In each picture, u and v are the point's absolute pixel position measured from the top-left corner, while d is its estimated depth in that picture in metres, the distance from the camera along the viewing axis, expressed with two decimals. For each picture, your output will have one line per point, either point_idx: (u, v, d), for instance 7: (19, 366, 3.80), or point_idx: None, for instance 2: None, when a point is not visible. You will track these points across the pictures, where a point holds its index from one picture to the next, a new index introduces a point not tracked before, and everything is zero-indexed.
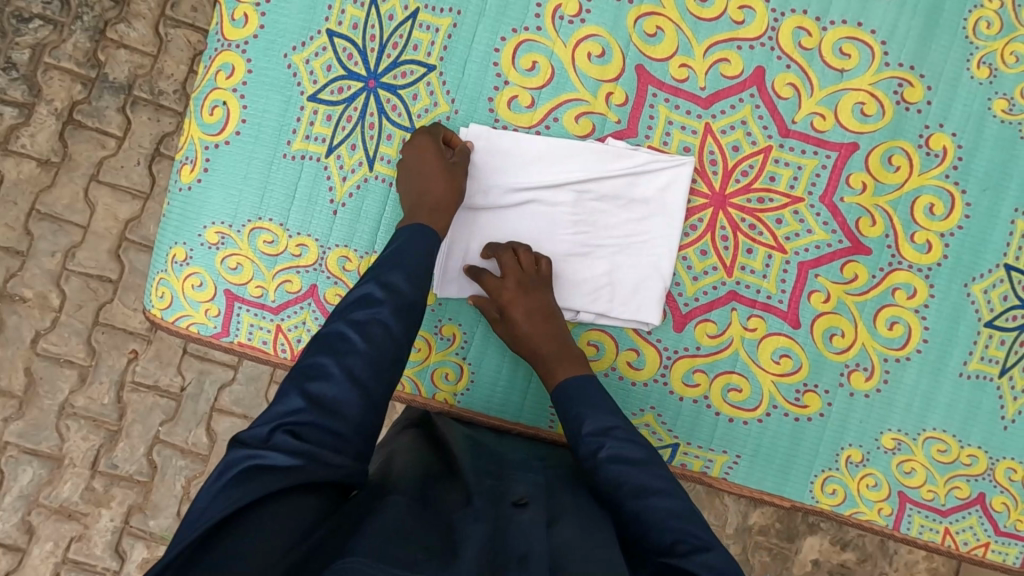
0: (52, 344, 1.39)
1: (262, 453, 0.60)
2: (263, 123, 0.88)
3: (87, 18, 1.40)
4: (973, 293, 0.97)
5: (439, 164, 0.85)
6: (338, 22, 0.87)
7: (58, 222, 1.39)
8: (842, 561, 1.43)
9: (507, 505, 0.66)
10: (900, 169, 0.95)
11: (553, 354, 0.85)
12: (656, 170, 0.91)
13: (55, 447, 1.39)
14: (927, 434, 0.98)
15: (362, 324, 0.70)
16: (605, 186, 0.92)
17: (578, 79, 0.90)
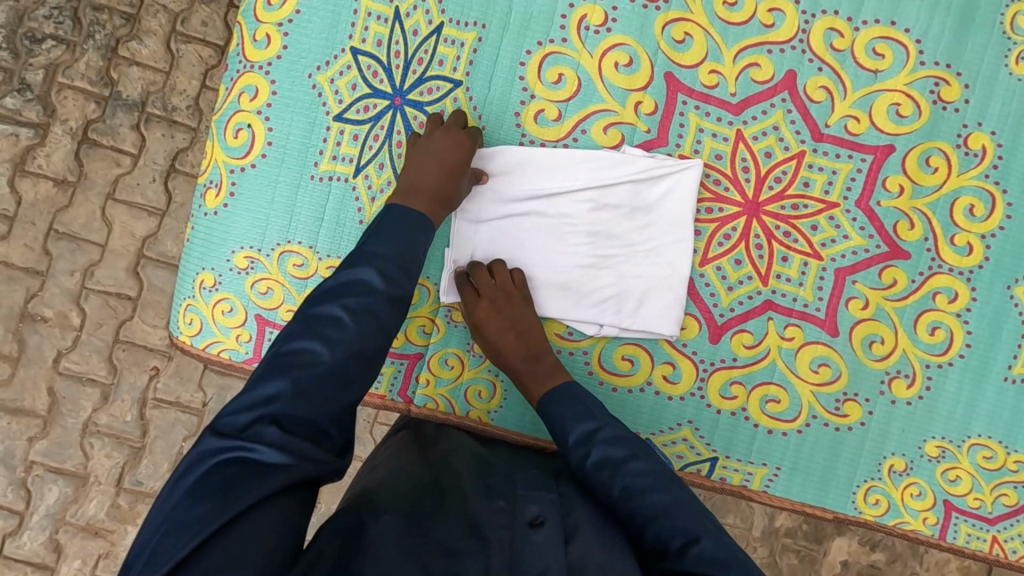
0: (74, 362, 1.39)
1: (247, 445, 0.57)
2: (289, 144, 0.87)
3: (98, 36, 1.39)
4: (1016, 296, 0.94)
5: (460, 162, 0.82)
6: (362, 40, 0.86)
7: (76, 240, 1.39)
8: (872, 562, 1.41)
9: (521, 523, 0.63)
10: (937, 171, 0.93)
11: (529, 369, 0.84)
12: (672, 177, 0.89)
13: (80, 465, 1.39)
14: (972, 441, 0.96)
15: (355, 312, 0.67)
16: (619, 197, 0.89)
17: (606, 89, 0.88)
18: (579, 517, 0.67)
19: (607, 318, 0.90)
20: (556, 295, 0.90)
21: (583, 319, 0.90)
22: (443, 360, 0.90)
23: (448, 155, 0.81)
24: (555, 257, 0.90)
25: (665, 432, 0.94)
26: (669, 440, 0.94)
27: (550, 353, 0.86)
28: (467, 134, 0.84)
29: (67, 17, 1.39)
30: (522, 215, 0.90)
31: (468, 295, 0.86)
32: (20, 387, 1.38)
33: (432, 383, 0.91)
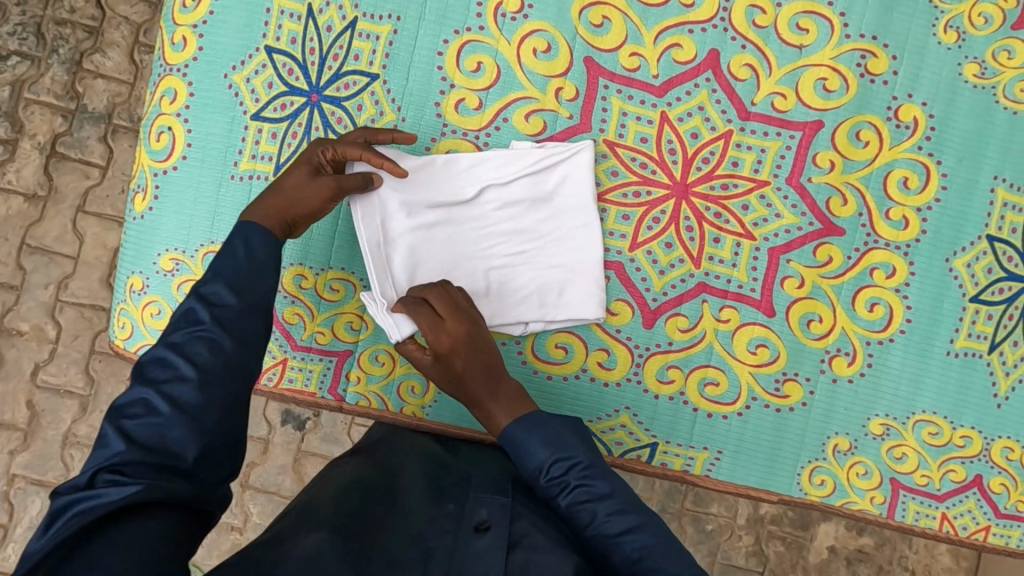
0: (52, 375, 1.40)
1: (94, 492, 0.55)
2: (209, 145, 0.86)
3: (63, 50, 1.40)
4: (955, 268, 0.93)
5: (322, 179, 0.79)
6: (276, 38, 0.86)
7: (49, 254, 1.40)
8: (860, 546, 1.46)
9: (467, 528, 0.66)
10: (869, 145, 0.92)
11: (495, 400, 0.78)
12: (576, 164, 0.88)
13: (61, 477, 1.39)
14: (917, 417, 0.94)
15: (183, 345, 0.64)
16: (518, 194, 0.88)
17: (525, 76, 0.88)
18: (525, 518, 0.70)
19: (535, 306, 0.89)
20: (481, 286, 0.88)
21: (511, 319, 0.89)
22: (374, 357, 0.90)
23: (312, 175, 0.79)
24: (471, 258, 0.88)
25: (603, 419, 0.94)
26: (608, 426, 0.94)
27: (508, 377, 0.80)
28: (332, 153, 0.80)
29: (30, 33, 1.39)
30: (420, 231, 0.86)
31: (430, 327, 0.76)
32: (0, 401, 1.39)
33: (364, 381, 0.90)
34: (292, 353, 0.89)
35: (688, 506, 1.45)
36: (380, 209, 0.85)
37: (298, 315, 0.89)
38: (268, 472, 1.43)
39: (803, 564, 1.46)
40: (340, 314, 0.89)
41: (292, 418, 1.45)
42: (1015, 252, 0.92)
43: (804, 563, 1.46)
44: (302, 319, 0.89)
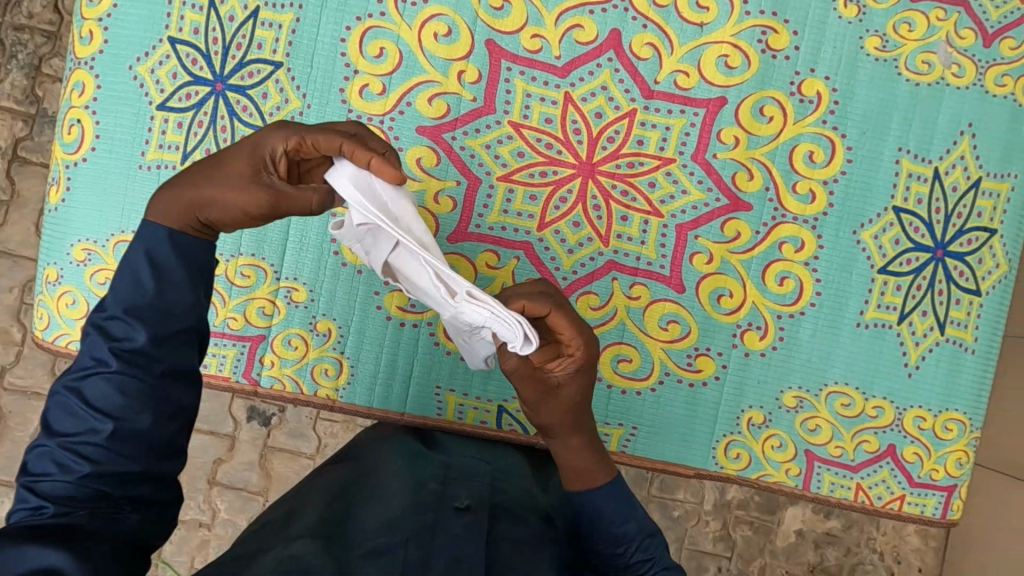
0: (20, 376, 1.42)
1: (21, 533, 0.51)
2: (117, 136, 0.88)
3: (21, 56, 1.39)
4: (862, 241, 0.94)
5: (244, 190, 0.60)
6: (179, 29, 0.87)
7: (13, 257, 1.41)
8: (827, 529, 1.49)
9: (449, 509, 0.66)
10: (773, 120, 0.93)
11: (585, 456, 0.71)
12: (417, 224, 0.70)
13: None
14: (829, 388, 0.95)
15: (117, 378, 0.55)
16: (388, 242, 0.71)
17: (427, 60, 0.89)
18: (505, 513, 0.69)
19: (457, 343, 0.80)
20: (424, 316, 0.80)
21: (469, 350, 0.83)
22: (287, 341, 0.91)
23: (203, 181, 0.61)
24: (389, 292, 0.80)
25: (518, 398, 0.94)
26: None
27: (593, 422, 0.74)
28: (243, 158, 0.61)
29: None
30: (420, 253, 0.70)
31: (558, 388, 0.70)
32: None
33: (278, 365, 0.92)
34: None
35: (654, 493, 1.49)
36: (352, 193, 0.65)
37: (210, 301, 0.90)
38: (235, 468, 1.44)
39: (772, 548, 1.49)
40: (252, 300, 0.90)
41: (257, 415, 1.45)
42: (921, 223, 0.93)
43: (772, 547, 1.49)
44: (214, 305, 0.90)
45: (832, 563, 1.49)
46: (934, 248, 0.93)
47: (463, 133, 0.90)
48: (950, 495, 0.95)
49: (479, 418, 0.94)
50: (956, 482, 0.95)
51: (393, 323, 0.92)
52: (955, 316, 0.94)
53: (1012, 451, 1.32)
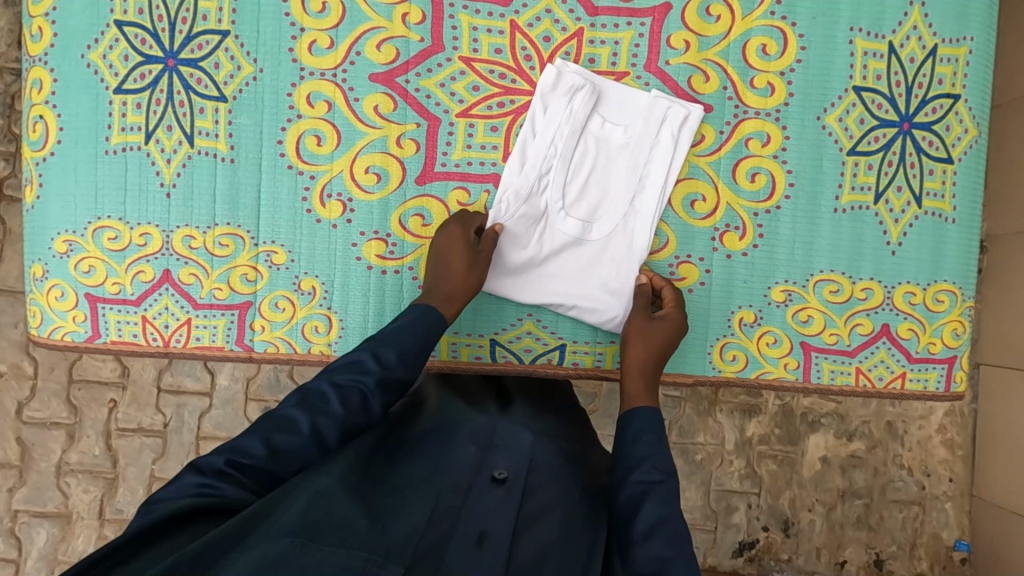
0: (36, 410, 1.39)
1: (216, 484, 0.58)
2: (79, 125, 0.90)
3: (9, 79, 1.30)
4: (828, 125, 0.93)
5: (464, 250, 0.85)
6: (123, 11, 0.88)
7: (15, 294, 1.36)
8: (851, 452, 1.41)
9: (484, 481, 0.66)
10: (721, 18, 0.93)
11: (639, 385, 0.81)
12: (633, 91, 0.92)
13: (61, 506, 1.40)
14: (817, 277, 0.95)
15: (344, 389, 0.67)
16: (608, 153, 0.94)
17: (370, 7, 0.90)
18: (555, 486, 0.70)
19: (567, 300, 0.94)
20: (556, 275, 0.94)
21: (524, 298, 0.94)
22: (274, 304, 0.93)
23: (449, 250, 0.85)
24: (538, 281, 0.94)
25: (508, 329, 0.96)
26: (514, 336, 0.96)
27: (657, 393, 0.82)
28: (461, 227, 0.87)
29: None
30: (635, 123, 0.93)
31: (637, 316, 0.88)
32: None
33: (268, 328, 0.93)
34: (195, 312, 0.92)
35: (673, 440, 1.40)
36: (579, 72, 0.92)
37: (194, 275, 0.92)
38: None
39: (796, 478, 1.41)
40: (234, 268, 0.92)
41: None
42: (884, 99, 0.93)
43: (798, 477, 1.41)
44: (198, 279, 0.92)
45: (861, 486, 1.41)
46: (900, 121, 0.93)
47: (416, 74, 0.91)
48: (951, 367, 0.96)
49: (473, 354, 0.96)
50: (956, 353, 0.95)
51: (374, 272, 0.93)
52: (931, 187, 0.93)
53: (1013, 346, 1.28)
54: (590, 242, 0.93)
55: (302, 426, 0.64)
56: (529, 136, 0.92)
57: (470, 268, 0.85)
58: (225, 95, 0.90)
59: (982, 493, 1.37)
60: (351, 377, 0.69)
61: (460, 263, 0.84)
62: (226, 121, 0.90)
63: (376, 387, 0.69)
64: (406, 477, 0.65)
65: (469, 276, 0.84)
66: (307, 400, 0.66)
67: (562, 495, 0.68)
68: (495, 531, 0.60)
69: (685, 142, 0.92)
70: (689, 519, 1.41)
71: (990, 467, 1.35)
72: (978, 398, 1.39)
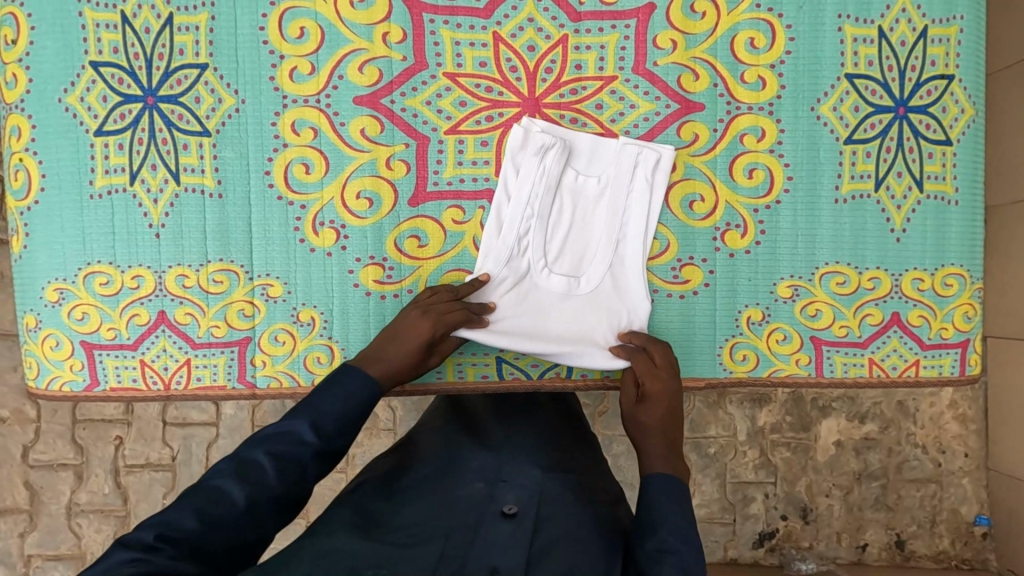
0: (41, 453, 1.37)
1: (147, 556, 0.51)
2: (61, 170, 0.88)
3: None
4: (822, 115, 0.92)
5: (417, 349, 0.81)
6: (98, 51, 0.87)
7: (11, 338, 1.34)
8: (865, 434, 1.39)
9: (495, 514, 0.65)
10: (706, 15, 0.91)
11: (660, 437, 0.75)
12: (601, 140, 0.91)
13: (74, 547, 1.38)
14: (822, 270, 0.93)
15: (281, 458, 0.63)
16: (586, 203, 0.92)
17: (349, 29, 0.88)
18: (561, 507, 0.68)
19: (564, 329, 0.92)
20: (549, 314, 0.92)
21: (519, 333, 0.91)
22: (274, 337, 0.91)
23: (407, 343, 0.81)
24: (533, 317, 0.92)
25: None
26: (519, 352, 0.94)
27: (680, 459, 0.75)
28: (431, 325, 0.82)
29: None
30: (608, 172, 0.92)
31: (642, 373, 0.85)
32: None
33: (270, 363, 0.91)
34: (194, 352, 0.91)
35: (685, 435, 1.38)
36: (545, 128, 0.90)
37: (190, 314, 0.90)
38: None
39: (813, 465, 1.40)
40: (230, 304, 0.90)
41: None
42: (878, 84, 0.91)
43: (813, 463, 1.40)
44: (195, 318, 0.90)
45: (876, 467, 1.40)
46: (896, 106, 0.91)
47: (401, 94, 0.89)
48: (965, 351, 0.94)
49: (480, 373, 0.95)
50: (969, 336, 0.94)
51: (374, 298, 0.91)
52: (931, 170, 0.92)
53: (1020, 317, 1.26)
54: (577, 295, 0.92)
55: (236, 495, 0.59)
56: (504, 199, 0.90)
57: (416, 368, 0.82)
58: (208, 129, 0.88)
59: (999, 466, 1.36)
60: (287, 447, 0.64)
61: (410, 358, 0.81)
62: (212, 156, 0.89)
63: (315, 460, 0.65)
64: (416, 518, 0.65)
65: (412, 374, 0.81)
66: (242, 471, 0.61)
67: (578, 519, 0.66)
68: (507, 565, 0.57)
69: (661, 176, 0.91)
70: (708, 514, 1.39)
71: (1006, 440, 1.34)
72: (988, 371, 1.37)
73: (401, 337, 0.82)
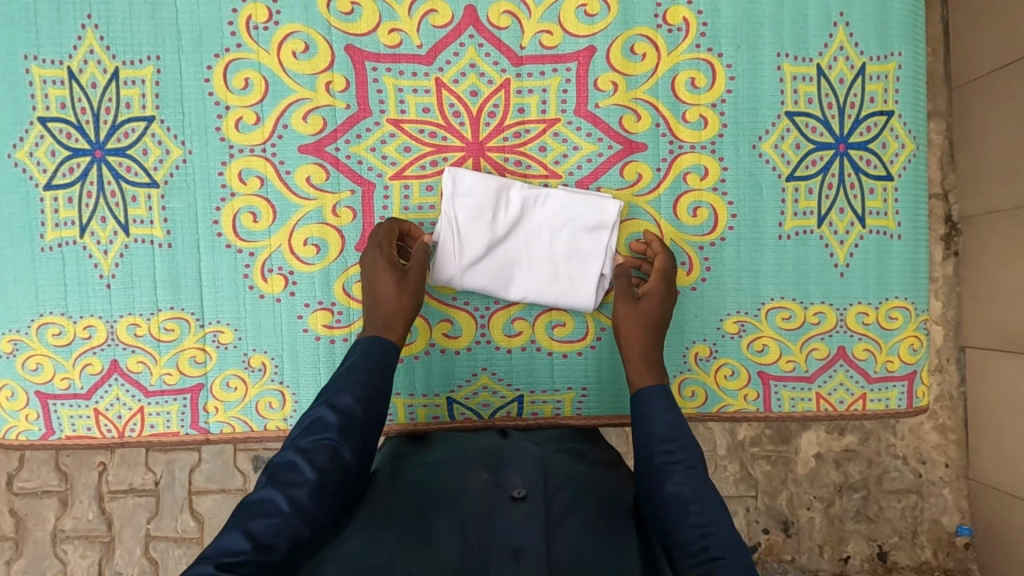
0: (27, 479, 1.39)
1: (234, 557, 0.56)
2: (13, 225, 0.89)
3: None
4: (764, 152, 0.93)
5: (390, 272, 0.83)
6: (46, 107, 0.88)
7: None
8: (845, 446, 1.36)
9: (504, 498, 0.66)
10: (646, 56, 0.92)
11: (646, 365, 0.78)
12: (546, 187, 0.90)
13: (59, 573, 1.39)
14: (768, 305, 0.94)
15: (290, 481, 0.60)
16: (526, 248, 0.91)
17: (292, 79, 0.90)
18: (571, 483, 0.70)
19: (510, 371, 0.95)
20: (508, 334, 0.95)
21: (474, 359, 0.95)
22: (226, 383, 0.92)
23: (385, 278, 0.83)
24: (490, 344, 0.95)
25: (463, 386, 0.95)
26: (470, 392, 0.95)
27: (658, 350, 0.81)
28: (380, 247, 0.85)
29: None
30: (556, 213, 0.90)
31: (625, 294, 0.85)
32: None
33: (222, 409, 0.92)
34: (147, 401, 0.92)
35: None
36: (486, 177, 0.89)
37: (142, 362, 0.91)
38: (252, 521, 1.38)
39: (793, 478, 1.36)
40: (181, 352, 0.91)
41: (263, 462, 1.37)
42: (818, 122, 0.92)
43: (793, 476, 1.36)
44: (146, 365, 0.91)
45: (857, 479, 1.36)
46: (836, 142, 0.92)
47: (346, 141, 0.91)
48: (912, 383, 0.95)
49: (431, 414, 0.96)
50: (915, 368, 0.95)
51: (323, 342, 0.92)
52: (873, 206, 0.93)
53: (996, 324, 1.22)
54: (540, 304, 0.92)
55: (280, 504, 0.61)
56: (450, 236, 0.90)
57: (401, 287, 0.82)
58: (157, 180, 0.90)
59: (978, 476, 1.31)
60: (317, 439, 0.67)
61: (391, 285, 0.82)
62: (160, 207, 0.90)
63: (343, 438, 0.68)
64: (415, 510, 0.66)
65: (403, 297, 0.82)
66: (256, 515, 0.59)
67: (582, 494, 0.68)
68: (530, 542, 0.59)
69: (604, 238, 0.90)
70: None
71: (983, 448, 1.29)
72: (966, 380, 1.33)
73: (386, 275, 0.83)
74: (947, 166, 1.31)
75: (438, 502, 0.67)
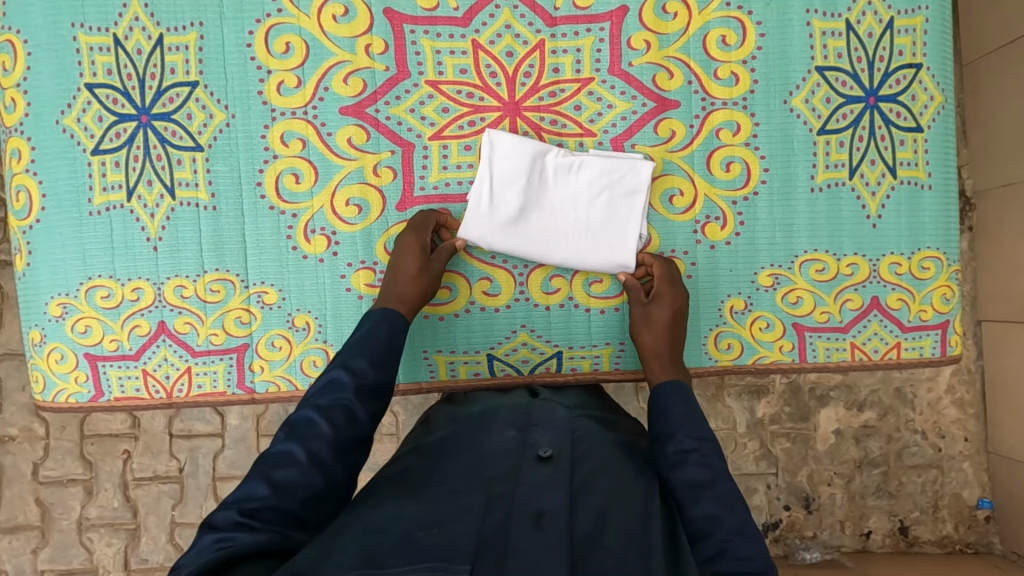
0: (51, 469, 1.38)
1: (230, 534, 0.56)
2: (60, 190, 0.91)
3: None
4: (795, 108, 0.95)
5: (416, 258, 0.87)
6: (93, 74, 0.90)
7: (20, 356, 1.36)
8: (864, 423, 1.35)
9: (531, 459, 0.66)
10: (678, 15, 0.94)
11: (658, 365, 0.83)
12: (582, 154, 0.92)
13: (86, 562, 1.39)
14: (802, 258, 0.96)
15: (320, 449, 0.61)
16: (563, 214, 0.93)
17: (332, 43, 0.92)
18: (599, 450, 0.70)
19: (547, 329, 0.97)
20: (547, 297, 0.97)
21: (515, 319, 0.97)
22: (270, 343, 0.94)
23: (406, 260, 0.87)
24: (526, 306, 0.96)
25: (503, 343, 0.97)
26: (509, 349, 0.97)
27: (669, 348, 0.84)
28: (416, 232, 0.89)
29: None
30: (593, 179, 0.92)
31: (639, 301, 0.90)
32: (9, 507, 1.38)
33: (267, 368, 0.94)
34: (194, 360, 0.94)
35: None
36: (524, 143, 0.90)
37: (189, 323, 0.93)
38: None
39: (813, 454, 1.35)
40: (228, 312, 0.93)
41: None
42: (847, 76, 0.94)
43: (814, 453, 1.35)
44: (194, 327, 0.93)
45: (877, 455, 1.35)
46: (866, 96, 0.94)
47: (385, 103, 0.93)
48: (945, 332, 0.96)
49: (472, 370, 0.97)
50: (948, 317, 0.96)
51: (365, 300, 0.94)
52: (903, 156, 0.95)
53: (1016, 295, 1.22)
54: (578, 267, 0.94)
55: (300, 455, 0.64)
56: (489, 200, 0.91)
57: (420, 276, 0.86)
58: (201, 144, 0.92)
59: (999, 449, 1.31)
60: (333, 396, 0.70)
61: (415, 270, 0.86)
62: (204, 169, 0.92)
63: (358, 399, 0.70)
64: (449, 475, 0.66)
65: (419, 284, 0.86)
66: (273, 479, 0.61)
67: (607, 463, 0.68)
68: (553, 508, 0.58)
69: (639, 202, 0.92)
70: None
71: (1004, 422, 1.29)
72: (983, 355, 1.33)
73: (410, 255, 0.87)
74: (960, 140, 1.32)
75: (468, 467, 0.67)
